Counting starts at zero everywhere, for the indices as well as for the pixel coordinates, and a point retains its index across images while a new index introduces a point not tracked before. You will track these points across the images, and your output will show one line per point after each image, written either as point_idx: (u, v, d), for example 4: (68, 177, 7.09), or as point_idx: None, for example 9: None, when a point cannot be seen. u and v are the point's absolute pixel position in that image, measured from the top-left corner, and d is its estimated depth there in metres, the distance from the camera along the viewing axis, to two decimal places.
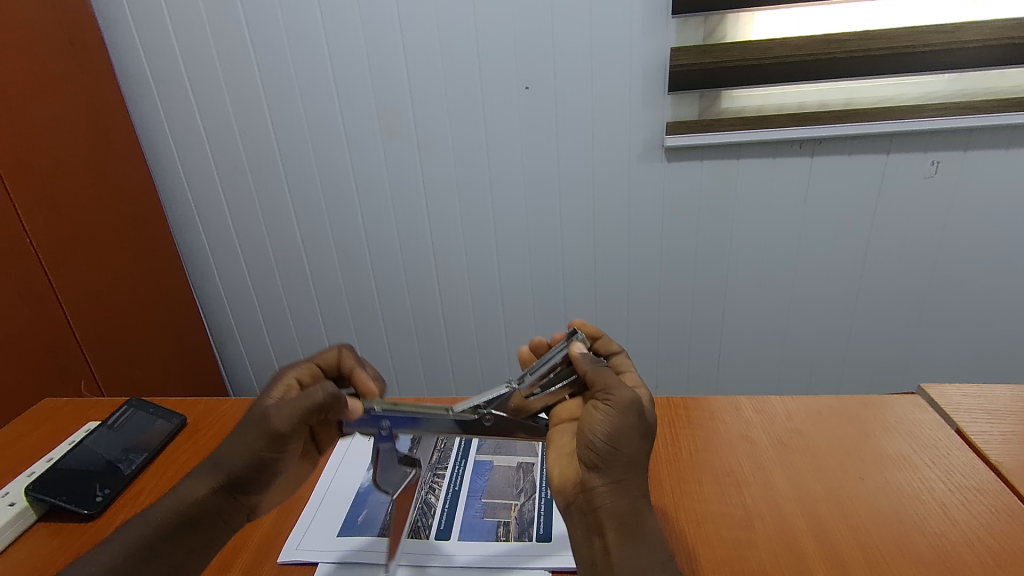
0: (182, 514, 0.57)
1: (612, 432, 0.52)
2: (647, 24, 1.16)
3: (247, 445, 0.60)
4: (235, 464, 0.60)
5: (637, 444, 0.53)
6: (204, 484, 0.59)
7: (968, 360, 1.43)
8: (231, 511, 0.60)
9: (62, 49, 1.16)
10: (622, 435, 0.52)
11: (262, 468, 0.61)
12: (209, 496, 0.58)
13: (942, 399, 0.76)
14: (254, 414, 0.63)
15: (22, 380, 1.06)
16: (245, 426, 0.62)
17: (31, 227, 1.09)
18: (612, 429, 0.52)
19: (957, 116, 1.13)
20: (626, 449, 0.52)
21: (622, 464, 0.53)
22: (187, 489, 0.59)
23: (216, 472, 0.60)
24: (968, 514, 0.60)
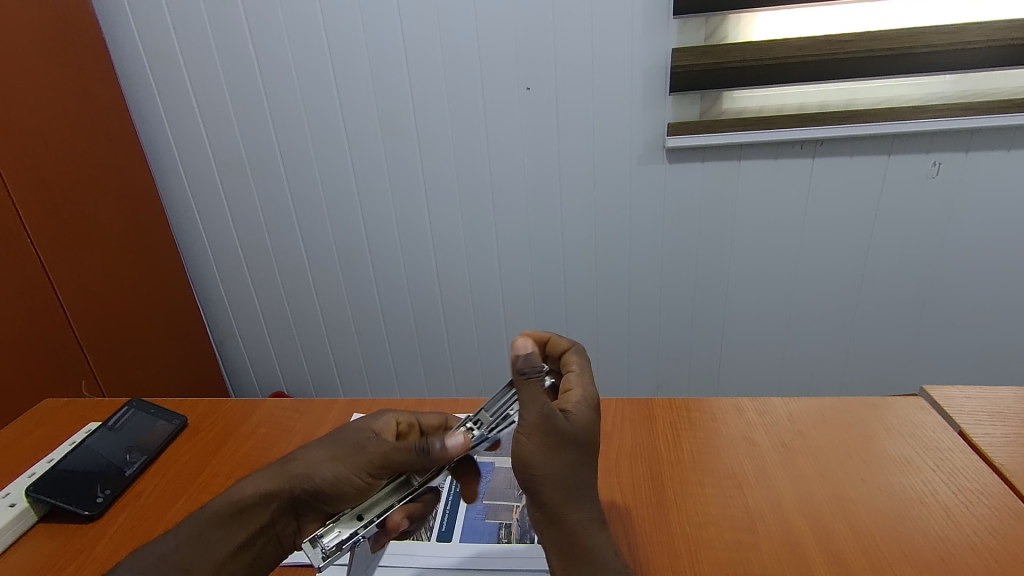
0: (232, 513, 0.56)
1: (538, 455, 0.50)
2: (648, 25, 1.16)
3: (335, 467, 0.59)
4: (309, 477, 0.58)
5: (556, 465, 0.50)
6: (263, 487, 0.58)
7: (969, 362, 1.42)
8: (282, 522, 0.58)
9: (63, 48, 1.16)
10: (531, 460, 0.50)
11: (337, 492, 0.59)
12: (263, 501, 0.57)
13: (944, 400, 0.76)
14: (342, 435, 0.62)
15: (23, 381, 1.06)
16: (331, 444, 0.61)
17: (32, 226, 1.09)
18: (520, 454, 0.50)
19: (959, 117, 1.13)
20: (540, 473, 0.50)
21: (549, 489, 0.51)
22: (248, 487, 0.58)
23: (286, 479, 0.58)
24: (972, 516, 0.60)
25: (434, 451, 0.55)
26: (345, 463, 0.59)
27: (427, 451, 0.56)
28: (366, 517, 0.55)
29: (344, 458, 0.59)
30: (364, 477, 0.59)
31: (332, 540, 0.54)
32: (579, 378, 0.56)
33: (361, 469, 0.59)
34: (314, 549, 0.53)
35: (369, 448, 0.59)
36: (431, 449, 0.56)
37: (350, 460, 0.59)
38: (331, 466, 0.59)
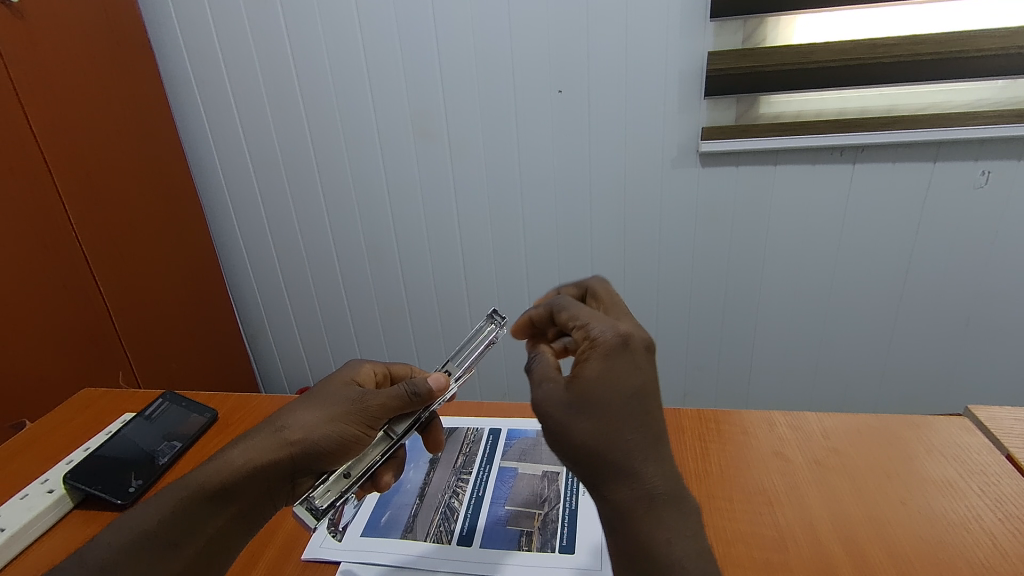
0: (226, 484, 0.55)
1: (562, 394, 0.49)
2: (684, 27, 1.14)
3: (324, 425, 0.58)
4: (304, 440, 0.58)
5: (623, 371, 0.49)
6: (253, 455, 0.57)
7: (1017, 381, 1.36)
8: (276, 486, 0.58)
9: (111, 48, 1.20)
10: (618, 368, 0.49)
11: (335, 451, 0.58)
12: (254, 468, 0.56)
13: (991, 422, 0.72)
14: (330, 395, 0.61)
15: (65, 370, 1.10)
16: (318, 406, 0.60)
17: (77, 219, 1.12)
18: (610, 363, 0.49)
19: (1011, 124, 1.08)
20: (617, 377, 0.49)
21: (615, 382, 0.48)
22: (237, 457, 0.56)
23: (278, 445, 0.57)
24: (1021, 546, 0.57)
25: (422, 392, 0.58)
26: (340, 421, 0.58)
27: (417, 393, 0.58)
28: (353, 473, 0.57)
29: (338, 416, 0.59)
30: (362, 430, 0.59)
31: (324, 500, 0.54)
32: (601, 320, 0.53)
33: (357, 422, 0.59)
34: (306, 509, 0.53)
35: (363, 403, 0.59)
36: (425, 391, 0.58)
37: (345, 417, 0.59)
38: (325, 426, 0.58)
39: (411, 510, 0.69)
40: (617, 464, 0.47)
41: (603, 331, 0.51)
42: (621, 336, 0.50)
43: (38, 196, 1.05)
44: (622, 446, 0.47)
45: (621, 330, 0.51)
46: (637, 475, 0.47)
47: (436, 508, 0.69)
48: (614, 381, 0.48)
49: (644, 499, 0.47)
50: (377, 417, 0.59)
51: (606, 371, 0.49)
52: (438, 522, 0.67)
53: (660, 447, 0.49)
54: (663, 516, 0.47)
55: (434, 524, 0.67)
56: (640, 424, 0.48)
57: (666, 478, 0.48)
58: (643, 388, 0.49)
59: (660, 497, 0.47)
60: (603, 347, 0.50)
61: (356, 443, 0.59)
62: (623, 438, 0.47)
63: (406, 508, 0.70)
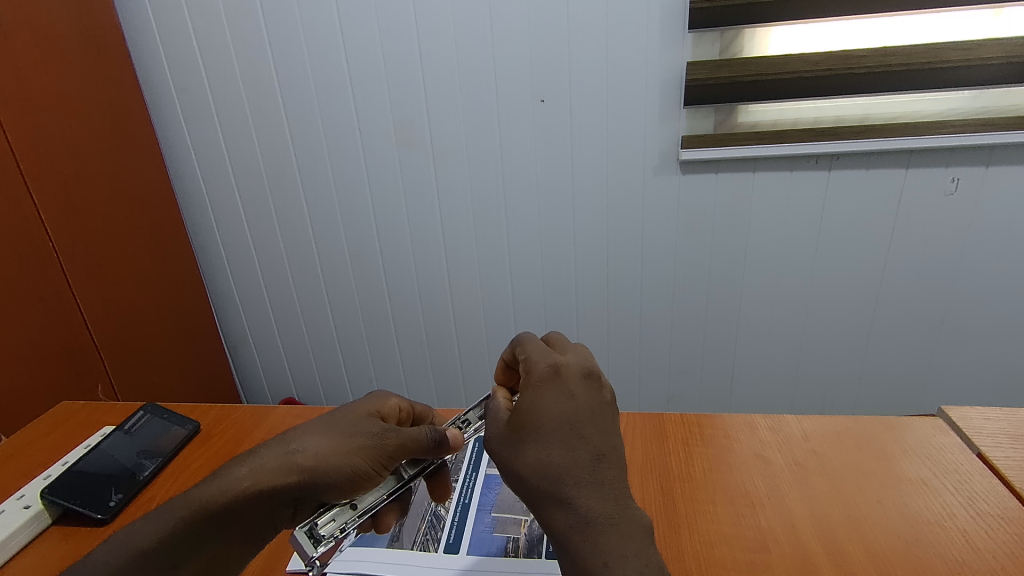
0: (229, 506, 0.54)
1: (501, 429, 0.51)
2: (664, 38, 1.16)
3: (339, 459, 0.57)
4: (316, 468, 0.57)
5: (550, 399, 0.50)
6: (261, 479, 0.55)
7: (989, 382, 1.40)
8: (278, 511, 0.57)
9: (89, 57, 1.19)
10: (544, 396, 0.50)
11: (344, 485, 0.58)
12: (259, 493, 0.55)
13: (963, 422, 0.74)
14: (349, 425, 0.60)
15: (39, 384, 1.07)
16: (337, 434, 0.59)
17: (53, 227, 1.10)
18: (538, 391, 0.51)
19: (977, 133, 1.12)
20: (543, 404, 0.50)
21: (542, 411, 0.49)
22: (245, 478, 0.55)
23: (289, 470, 0.56)
24: (993, 542, 0.58)
25: (445, 442, 0.60)
26: (357, 454, 0.58)
27: (439, 442, 0.60)
28: (359, 506, 0.58)
29: (356, 449, 0.58)
30: (375, 469, 0.59)
31: (331, 532, 0.55)
32: (540, 351, 0.56)
33: (372, 460, 0.58)
34: (306, 537, 0.54)
35: (383, 438, 0.59)
36: (445, 440, 0.60)
37: (361, 454, 0.58)
38: (340, 458, 0.57)
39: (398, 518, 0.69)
40: (552, 490, 0.46)
41: (537, 362, 0.54)
42: (551, 365, 0.53)
43: (13, 205, 1.03)
44: (552, 471, 0.47)
45: (555, 360, 0.54)
46: (569, 501, 0.46)
47: (423, 516, 0.69)
48: (542, 408, 0.50)
49: (578, 524, 0.45)
50: (393, 456, 0.59)
51: (535, 399, 0.50)
52: (424, 530, 0.67)
53: (598, 470, 0.47)
54: (604, 540, 0.45)
55: (420, 533, 0.67)
56: (574, 448, 0.48)
57: (607, 501, 0.46)
58: (577, 410, 0.50)
59: (603, 521, 0.46)
60: (533, 379, 0.52)
61: (367, 481, 0.58)
62: (555, 463, 0.47)
63: None
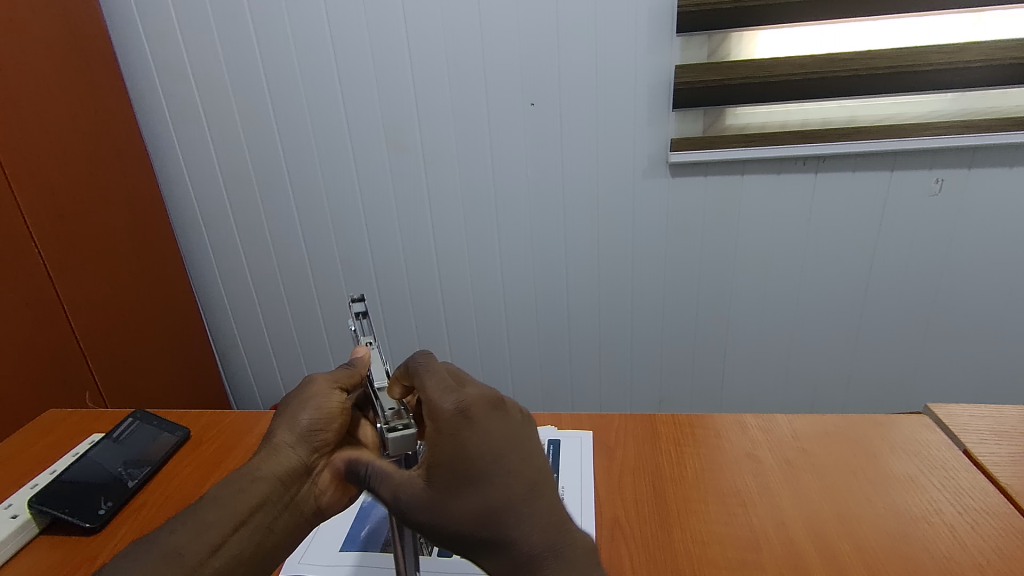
0: (237, 491, 0.57)
1: (420, 491, 0.47)
2: (652, 42, 1.17)
3: (294, 411, 0.63)
4: (286, 432, 0.62)
5: (470, 450, 0.46)
6: (254, 464, 0.60)
7: (975, 380, 1.42)
8: (290, 481, 0.60)
9: (74, 62, 1.18)
10: (463, 449, 0.46)
11: (318, 426, 0.63)
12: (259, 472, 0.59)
13: (949, 419, 0.75)
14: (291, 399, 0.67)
15: (25, 394, 1.06)
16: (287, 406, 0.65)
17: (39, 233, 1.09)
18: (454, 445, 0.46)
19: (960, 134, 1.14)
20: (465, 456, 0.46)
21: (466, 464, 0.46)
22: (242, 474, 0.60)
23: (271, 450, 0.61)
24: (978, 537, 0.59)
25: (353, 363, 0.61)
26: (305, 402, 0.64)
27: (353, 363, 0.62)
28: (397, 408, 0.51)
29: (301, 399, 0.64)
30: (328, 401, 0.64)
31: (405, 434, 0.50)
32: (440, 387, 0.50)
33: (319, 396, 0.64)
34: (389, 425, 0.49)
35: (320, 383, 0.65)
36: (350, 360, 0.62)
37: (307, 398, 0.64)
38: (296, 413, 0.63)
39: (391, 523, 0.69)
40: (495, 538, 0.45)
41: (442, 404, 0.48)
42: (460, 410, 0.48)
43: None
44: (493, 519, 0.45)
45: (459, 399, 0.49)
46: (511, 543, 0.45)
47: None
48: (467, 458, 0.46)
49: (525, 565, 0.45)
50: (336, 385, 0.65)
51: (457, 451, 0.46)
52: None
53: (534, 499, 0.46)
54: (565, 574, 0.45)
55: None
56: (509, 487, 0.46)
57: (548, 531, 0.46)
58: (501, 448, 0.47)
59: (541, 555, 0.45)
60: (444, 428, 0.47)
61: (330, 410, 0.64)
62: (493, 508, 0.45)
63: (385, 521, 0.69)
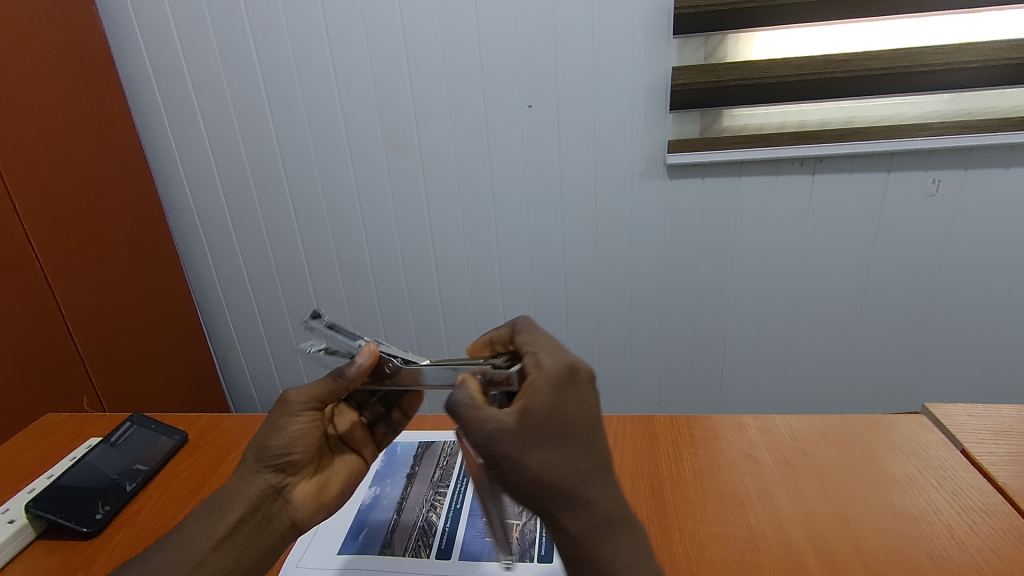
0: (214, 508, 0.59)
1: (513, 426, 0.50)
2: (648, 44, 1.17)
3: (267, 429, 0.63)
4: (259, 450, 0.62)
5: (572, 407, 0.51)
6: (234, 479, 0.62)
7: (973, 379, 1.42)
8: (264, 498, 0.61)
9: (72, 66, 1.18)
10: (564, 405, 0.51)
11: (289, 445, 0.62)
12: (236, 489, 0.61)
13: (947, 419, 0.75)
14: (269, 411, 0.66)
15: (23, 398, 1.06)
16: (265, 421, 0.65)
17: (36, 237, 1.09)
18: (557, 398, 0.51)
19: (957, 135, 1.14)
20: (569, 411, 0.51)
21: (564, 417, 0.51)
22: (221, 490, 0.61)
23: (246, 467, 0.62)
24: (976, 537, 0.59)
25: (345, 374, 0.61)
26: (277, 420, 0.63)
27: (342, 374, 0.61)
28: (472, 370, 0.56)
29: (274, 417, 0.63)
30: (298, 420, 0.63)
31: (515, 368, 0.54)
32: (549, 348, 0.55)
33: (289, 416, 0.63)
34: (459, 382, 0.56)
35: (293, 402, 0.63)
36: (344, 371, 0.61)
37: (278, 416, 0.63)
38: (268, 432, 0.62)
39: (389, 526, 0.69)
40: (568, 490, 0.50)
41: (550, 360, 0.53)
42: (567, 366, 0.53)
43: None
44: (575, 474, 0.50)
45: (566, 359, 0.53)
46: (589, 504, 0.51)
47: (414, 523, 0.69)
48: (567, 413, 0.51)
49: (602, 524, 0.51)
50: (306, 403, 0.63)
51: (560, 404, 0.51)
52: (416, 537, 0.67)
53: (608, 471, 0.53)
54: (617, 540, 0.51)
55: (412, 539, 0.67)
56: (591, 451, 0.52)
57: (617, 505, 0.52)
58: (591, 416, 0.53)
59: (613, 521, 0.52)
60: (553, 379, 0.51)
61: (301, 429, 0.63)
62: (577, 462, 0.51)
63: (383, 524, 0.69)
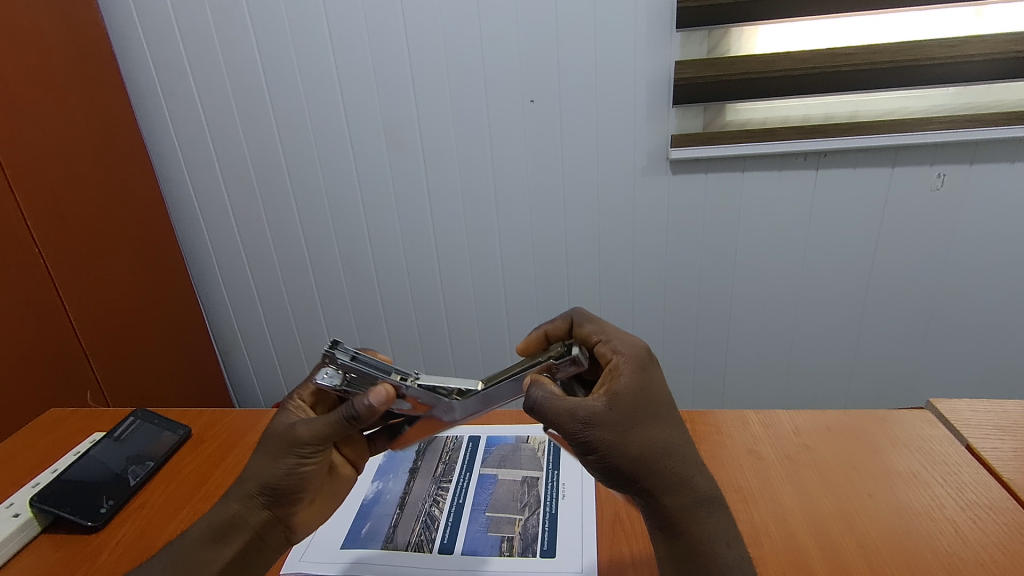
0: (214, 537, 0.57)
1: (608, 408, 0.51)
2: (652, 38, 1.17)
3: (272, 462, 0.58)
4: (263, 482, 0.58)
5: (654, 385, 0.55)
6: (235, 502, 0.58)
7: (977, 375, 1.41)
8: (267, 525, 0.59)
9: (73, 61, 1.18)
10: (648, 384, 0.54)
11: (296, 480, 0.58)
12: (238, 518, 0.57)
13: (952, 414, 0.75)
14: (267, 435, 0.60)
15: (27, 393, 1.06)
16: (264, 447, 0.59)
17: (39, 233, 1.09)
18: (641, 378, 0.54)
19: (963, 129, 1.13)
20: (653, 388, 0.54)
21: (651, 396, 0.54)
22: (218, 515, 0.58)
23: (247, 495, 0.58)
24: (981, 532, 0.59)
25: (362, 418, 0.56)
26: (284, 455, 0.58)
27: (357, 418, 0.56)
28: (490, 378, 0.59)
29: (279, 451, 0.58)
30: (305, 457, 0.58)
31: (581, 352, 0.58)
32: (619, 334, 0.59)
33: (297, 453, 0.58)
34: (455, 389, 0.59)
35: (301, 438, 0.57)
36: (361, 417, 0.56)
37: (284, 451, 0.58)
38: (273, 465, 0.58)
39: (392, 519, 0.69)
40: (667, 466, 0.51)
41: (624, 346, 0.57)
42: (642, 350, 0.57)
43: None
44: (670, 451, 0.52)
45: (636, 344, 0.58)
46: (686, 481, 0.52)
47: (417, 516, 0.69)
48: (652, 391, 0.54)
49: (703, 500, 0.52)
50: (314, 442, 0.58)
51: (646, 383, 0.54)
52: (419, 531, 0.67)
53: (693, 449, 0.55)
54: (716, 517, 0.52)
55: (415, 534, 0.67)
56: (678, 430, 0.54)
57: (709, 482, 0.53)
58: (669, 397, 0.56)
59: (709, 499, 0.52)
60: (633, 361, 0.55)
61: (309, 466, 0.59)
62: (669, 439, 0.53)
63: (386, 518, 0.69)
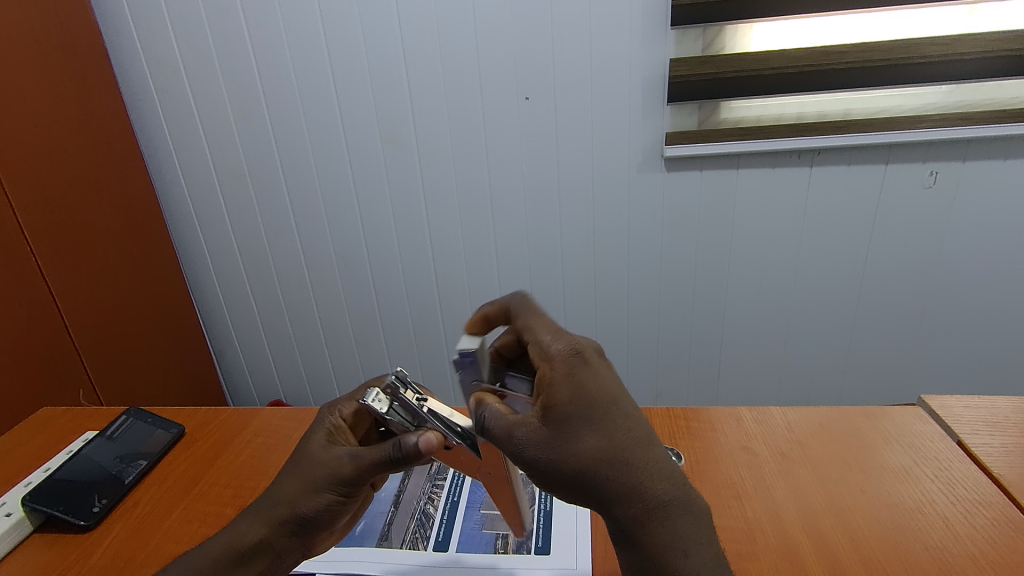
0: (236, 560, 0.54)
1: (539, 429, 0.46)
2: (647, 35, 1.17)
3: (308, 491, 0.56)
4: (295, 509, 0.55)
5: (590, 388, 0.46)
6: (261, 525, 0.55)
7: (969, 371, 1.42)
8: (290, 551, 0.57)
9: (65, 56, 1.17)
10: (581, 389, 0.46)
11: (329, 511, 0.57)
12: (263, 542, 0.55)
13: (943, 410, 0.76)
14: (305, 459, 0.58)
15: (19, 390, 1.05)
16: (300, 472, 0.57)
17: (31, 232, 1.09)
18: (571, 384, 0.46)
19: (956, 127, 1.13)
20: (586, 391, 0.46)
21: (585, 402, 0.46)
22: (240, 537, 0.55)
23: (274, 521, 0.55)
24: (970, 527, 0.60)
25: (408, 459, 0.54)
26: (322, 486, 0.56)
27: (401, 452, 0.54)
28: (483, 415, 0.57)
29: (319, 481, 0.56)
30: (343, 490, 0.56)
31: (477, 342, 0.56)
32: (550, 331, 0.51)
33: (336, 486, 0.56)
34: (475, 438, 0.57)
35: (344, 471, 0.56)
36: (407, 457, 0.54)
37: (324, 482, 0.56)
38: (309, 494, 0.56)
39: (386, 517, 0.69)
40: (615, 475, 0.45)
41: (552, 346, 0.49)
42: (572, 349, 0.49)
43: None
44: (617, 459, 0.45)
45: (570, 341, 0.49)
46: (639, 490, 0.45)
47: (412, 514, 0.69)
48: (586, 397, 0.46)
49: (658, 509, 0.45)
50: (355, 476, 0.56)
51: (578, 389, 0.46)
52: (414, 529, 0.67)
53: (654, 446, 0.46)
54: (677, 524, 0.45)
55: (410, 531, 0.67)
56: (630, 431, 0.46)
57: (671, 484, 0.46)
58: (620, 395, 0.47)
59: (670, 505, 0.45)
60: (561, 365, 0.48)
61: (344, 500, 0.57)
62: (612, 447, 0.45)
63: (381, 515, 0.69)
